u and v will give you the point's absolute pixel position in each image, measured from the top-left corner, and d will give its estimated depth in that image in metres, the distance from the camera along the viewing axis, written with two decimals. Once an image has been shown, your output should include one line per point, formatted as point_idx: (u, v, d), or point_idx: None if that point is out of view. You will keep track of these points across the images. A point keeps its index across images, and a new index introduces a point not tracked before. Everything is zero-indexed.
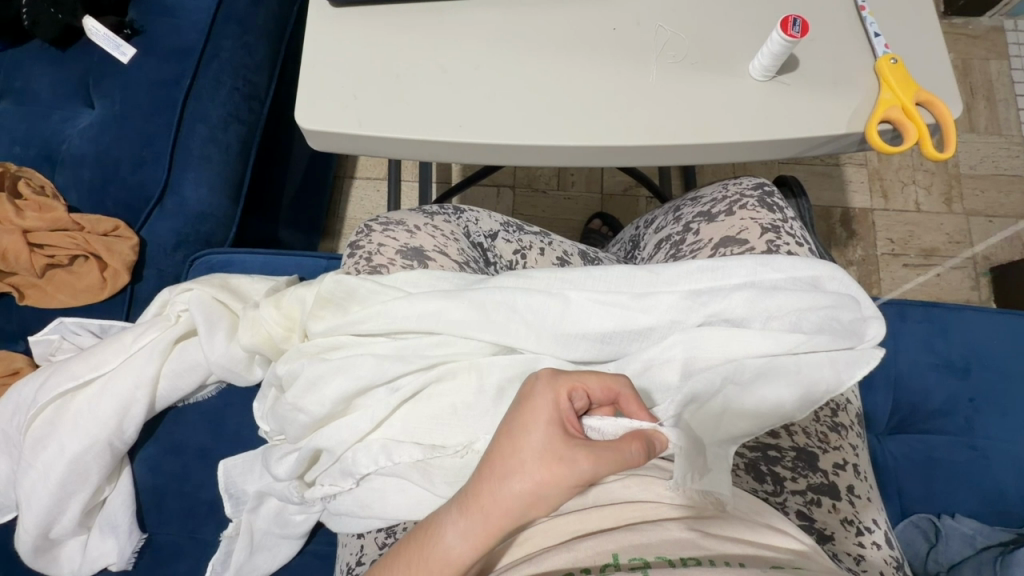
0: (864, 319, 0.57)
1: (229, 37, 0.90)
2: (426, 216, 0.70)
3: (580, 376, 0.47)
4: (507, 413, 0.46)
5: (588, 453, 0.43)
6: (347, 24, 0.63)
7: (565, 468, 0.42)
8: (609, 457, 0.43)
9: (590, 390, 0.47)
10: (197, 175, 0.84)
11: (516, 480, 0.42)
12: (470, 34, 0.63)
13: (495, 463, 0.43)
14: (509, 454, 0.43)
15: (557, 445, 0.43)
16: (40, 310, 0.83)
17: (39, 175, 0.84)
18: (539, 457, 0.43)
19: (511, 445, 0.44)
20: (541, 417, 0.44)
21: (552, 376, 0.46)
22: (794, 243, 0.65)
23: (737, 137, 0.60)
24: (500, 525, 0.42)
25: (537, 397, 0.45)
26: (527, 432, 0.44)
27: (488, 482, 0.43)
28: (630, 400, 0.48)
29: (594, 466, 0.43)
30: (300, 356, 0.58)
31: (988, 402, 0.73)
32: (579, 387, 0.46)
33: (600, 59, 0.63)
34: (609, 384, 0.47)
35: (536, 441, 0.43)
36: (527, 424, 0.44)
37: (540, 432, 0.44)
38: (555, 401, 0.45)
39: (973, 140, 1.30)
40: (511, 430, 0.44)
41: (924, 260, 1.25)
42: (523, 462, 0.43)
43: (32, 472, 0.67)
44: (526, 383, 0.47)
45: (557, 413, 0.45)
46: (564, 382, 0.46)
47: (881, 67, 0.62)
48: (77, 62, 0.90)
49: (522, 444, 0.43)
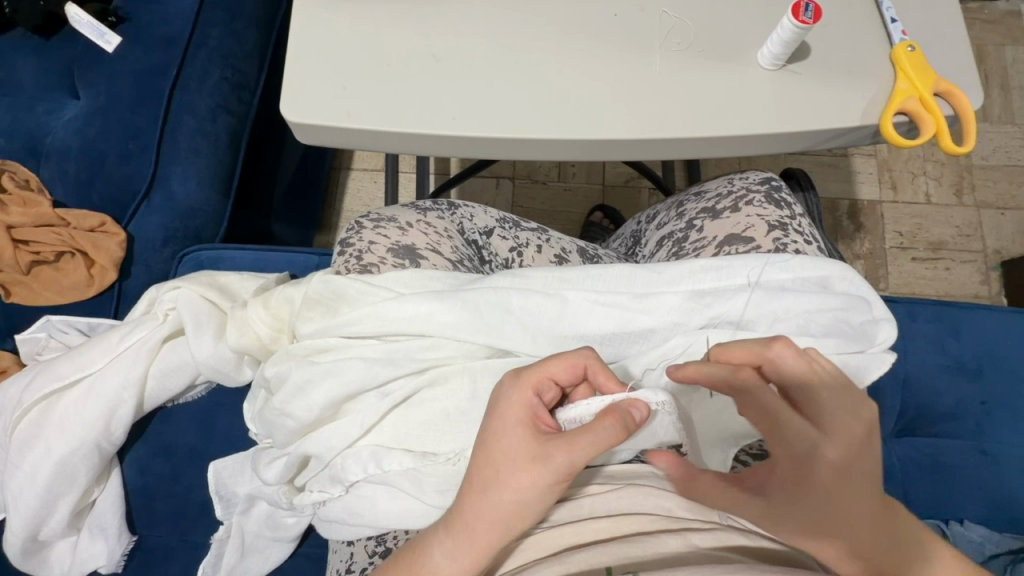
0: (875, 322, 0.54)
1: (218, 25, 0.87)
2: (419, 212, 0.68)
3: (541, 367, 0.44)
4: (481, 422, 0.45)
5: (559, 446, 0.41)
6: (335, 10, 0.60)
7: (539, 468, 0.41)
8: (582, 443, 0.40)
9: (556, 377, 0.44)
10: (185, 169, 0.82)
11: (493, 493, 0.42)
12: (464, 21, 0.60)
13: (473, 479, 0.43)
14: (484, 466, 0.42)
15: (526, 447, 0.42)
16: (27, 307, 0.81)
17: (23, 169, 0.82)
18: (510, 463, 0.42)
19: (483, 457, 0.43)
20: (508, 422, 0.43)
21: (514, 376, 0.44)
22: (802, 241, 0.63)
23: (744, 130, 0.58)
24: (487, 541, 0.41)
25: (502, 401, 0.44)
26: (497, 439, 0.43)
27: (468, 499, 0.42)
28: (598, 372, 0.44)
29: (569, 457, 0.40)
30: (289, 358, 0.56)
31: (999, 404, 0.71)
32: (543, 378, 0.44)
33: (599, 47, 0.60)
34: (571, 364, 0.44)
35: (505, 448, 0.42)
36: (494, 431, 0.43)
37: (507, 438, 0.42)
38: (520, 400, 0.43)
39: (986, 130, 1.26)
40: (483, 440, 0.43)
41: (933, 254, 1.21)
42: (496, 474, 0.42)
43: (17, 474, 0.66)
44: (494, 387, 0.45)
45: (524, 413, 0.43)
46: (526, 379, 0.44)
47: (897, 55, 0.59)
48: (61, 51, 0.87)
49: (495, 454, 0.42)
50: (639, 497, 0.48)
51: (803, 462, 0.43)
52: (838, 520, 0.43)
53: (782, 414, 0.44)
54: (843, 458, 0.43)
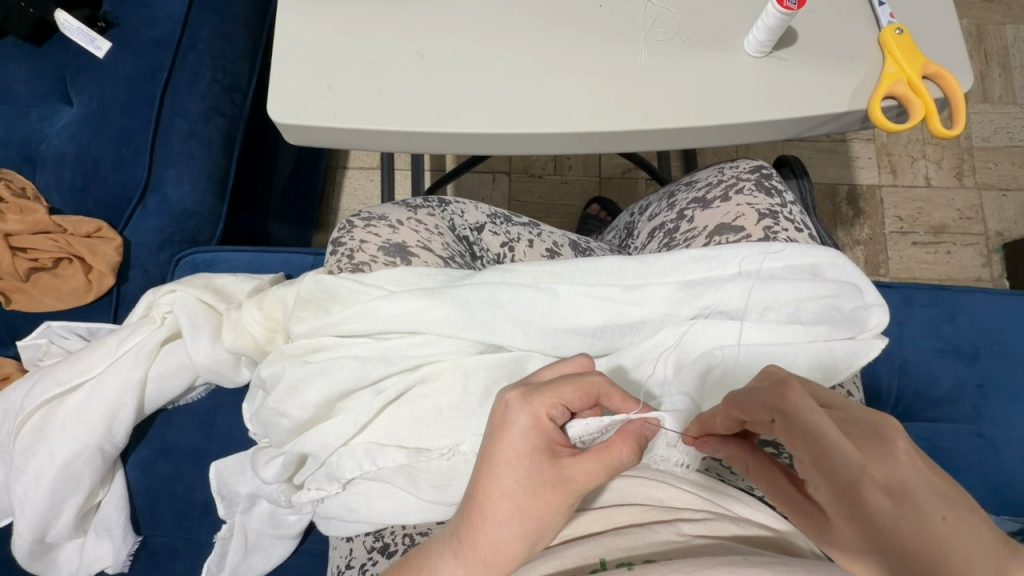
0: (866, 307, 0.54)
1: (207, 27, 0.87)
2: (409, 210, 0.68)
3: (556, 393, 0.43)
4: (485, 444, 0.44)
5: (577, 472, 0.42)
6: (320, 10, 0.60)
7: (558, 493, 0.42)
8: (600, 468, 0.42)
9: (567, 403, 0.43)
10: (179, 173, 0.82)
11: (512, 523, 0.42)
12: (448, 16, 0.60)
13: (485, 505, 0.42)
14: (497, 493, 0.42)
15: (542, 473, 0.42)
16: (28, 313, 0.82)
17: (19, 177, 0.83)
18: (530, 491, 0.42)
19: (498, 487, 0.42)
20: (522, 449, 0.42)
21: (524, 400, 0.43)
22: (793, 229, 0.62)
23: (731, 121, 0.57)
24: (504, 565, 0.42)
25: (513, 428, 0.43)
26: (508, 466, 0.42)
27: (484, 528, 0.42)
28: (612, 398, 0.44)
29: (589, 483, 0.42)
30: (283, 358, 0.57)
31: (997, 388, 0.71)
32: (555, 403, 0.43)
33: (584, 39, 0.60)
34: (587, 391, 0.43)
35: (522, 478, 0.42)
36: (508, 459, 0.42)
37: (523, 466, 0.42)
38: (535, 426, 0.43)
39: (987, 111, 1.25)
40: (493, 464, 0.43)
41: (934, 237, 1.20)
42: (515, 504, 0.42)
43: (22, 478, 0.67)
44: (497, 409, 0.44)
45: (537, 438, 0.43)
46: (537, 403, 0.43)
47: (886, 38, 0.58)
48: (53, 58, 0.87)
49: (510, 482, 0.42)
50: (631, 487, 0.49)
51: (855, 508, 0.35)
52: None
53: (835, 461, 0.36)
54: (928, 517, 0.34)
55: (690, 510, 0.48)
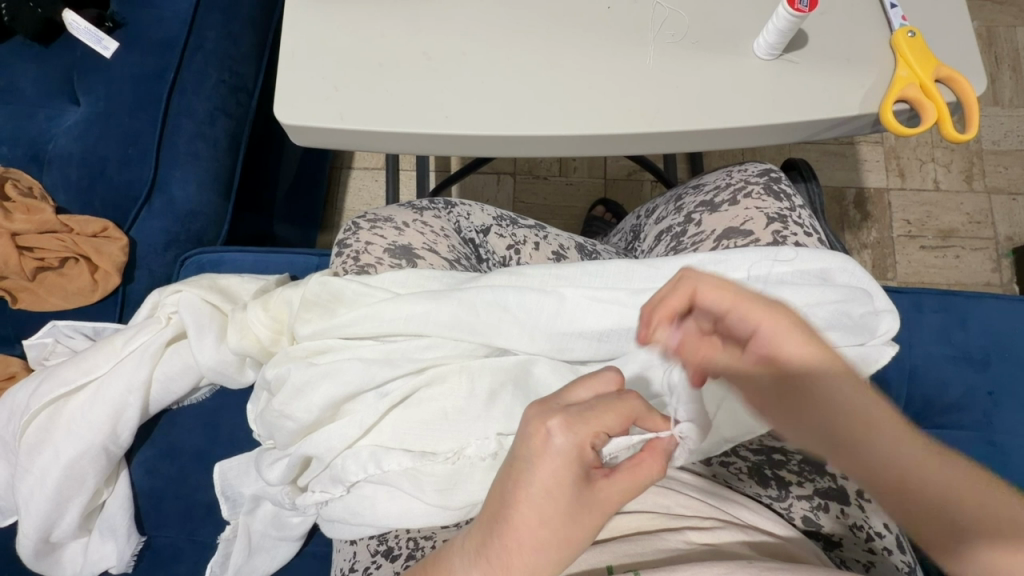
0: (877, 313, 0.54)
1: (214, 27, 0.87)
2: (415, 212, 0.68)
3: (599, 417, 0.39)
4: (518, 472, 0.38)
5: (615, 493, 0.39)
6: (327, 11, 0.60)
7: (596, 518, 0.38)
8: (635, 489, 0.39)
9: (610, 428, 0.39)
10: (185, 173, 0.82)
11: (549, 552, 0.37)
12: (455, 18, 0.60)
13: (520, 536, 0.37)
14: (533, 525, 0.37)
15: (583, 502, 0.38)
16: (34, 312, 0.83)
17: (26, 176, 0.83)
18: (568, 519, 0.38)
19: (535, 516, 0.37)
20: (563, 477, 0.38)
21: (568, 424, 0.38)
22: (802, 233, 0.62)
23: (740, 123, 0.57)
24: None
25: (555, 454, 0.38)
26: (548, 498, 0.37)
27: (517, 560, 0.37)
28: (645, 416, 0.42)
29: (622, 503, 0.39)
30: (288, 359, 0.57)
31: (1008, 395, 0.70)
32: (599, 427, 0.39)
33: (591, 41, 0.59)
34: (629, 417, 0.40)
35: (563, 506, 0.37)
36: (548, 488, 0.37)
37: (564, 495, 0.38)
38: (578, 452, 0.38)
39: (997, 114, 1.24)
40: (530, 494, 0.37)
41: (942, 242, 1.20)
42: (551, 534, 0.37)
43: (28, 478, 0.67)
44: (534, 433, 0.38)
45: (580, 466, 0.38)
46: (584, 430, 0.38)
47: (898, 41, 0.57)
48: (61, 58, 0.87)
49: (549, 511, 0.37)
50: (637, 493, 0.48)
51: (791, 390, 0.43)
52: (924, 486, 0.38)
53: (781, 354, 0.43)
54: (848, 397, 0.42)
55: (696, 517, 0.47)
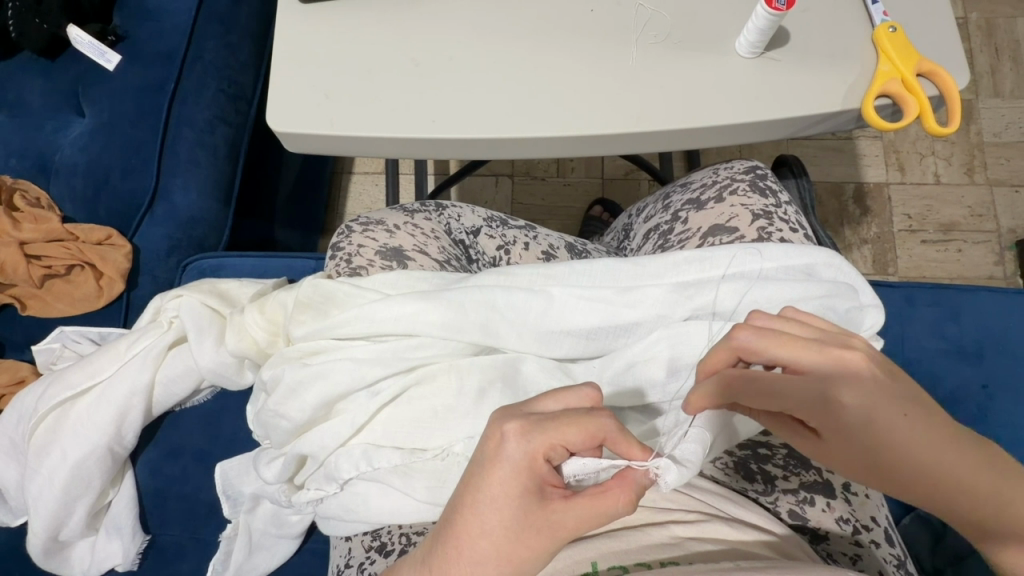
0: (861, 308, 0.54)
1: (213, 38, 0.89)
2: (407, 215, 0.69)
3: (556, 433, 0.39)
4: (472, 479, 0.40)
5: (568, 521, 0.39)
6: (316, 20, 0.62)
7: (543, 541, 0.39)
8: (591, 518, 0.39)
9: (568, 443, 0.40)
10: (186, 180, 0.84)
11: (490, 563, 0.39)
12: (441, 25, 0.61)
13: (464, 541, 0.39)
14: (477, 531, 0.39)
15: (529, 520, 0.39)
16: (43, 319, 0.85)
17: (34, 187, 0.86)
18: (513, 534, 0.39)
19: (479, 523, 0.39)
20: (511, 489, 0.39)
21: (522, 435, 0.39)
22: (788, 229, 0.62)
23: (722, 121, 0.57)
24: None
25: (504, 463, 0.39)
26: (493, 507, 0.39)
27: (458, 565, 0.39)
28: (617, 441, 0.40)
29: (578, 531, 0.39)
30: (283, 361, 0.58)
31: (1003, 389, 0.69)
32: (556, 444, 0.40)
33: (576, 42, 0.60)
34: (591, 433, 0.39)
35: (508, 518, 0.39)
36: (495, 497, 0.39)
37: (510, 508, 0.39)
38: (529, 465, 0.39)
39: (997, 106, 1.23)
40: (476, 500, 0.39)
41: (943, 235, 1.19)
42: (493, 544, 0.39)
43: (36, 480, 0.69)
44: (491, 438, 0.40)
45: (531, 480, 0.39)
46: (537, 442, 0.39)
47: (880, 37, 0.58)
48: (66, 71, 0.90)
49: (494, 522, 0.39)
50: None
51: None
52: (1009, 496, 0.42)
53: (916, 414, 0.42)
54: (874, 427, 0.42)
55: (682, 510, 0.48)
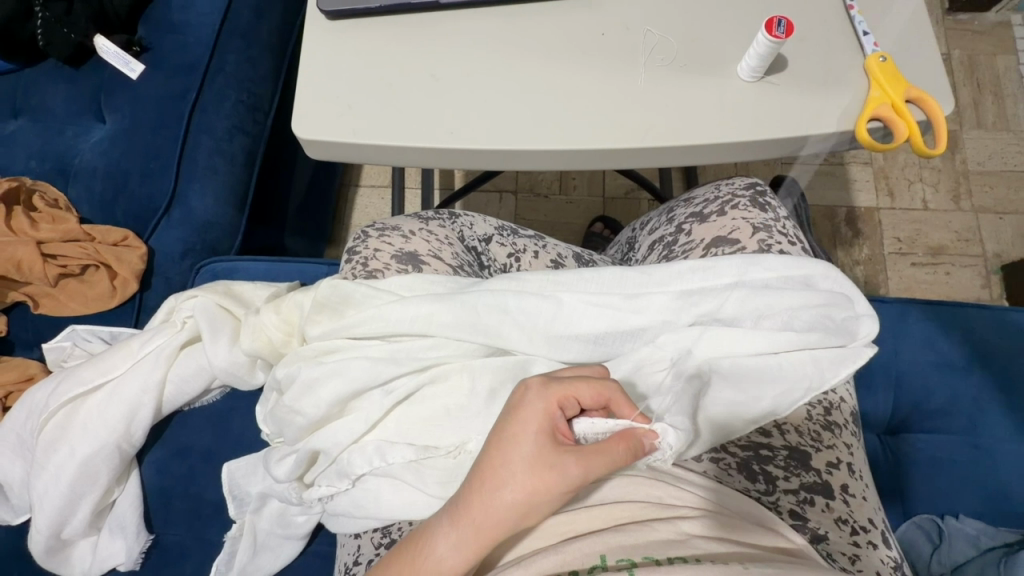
0: (857, 317, 0.57)
1: (234, 51, 0.93)
2: (421, 221, 0.71)
3: (571, 384, 0.47)
4: (498, 422, 0.47)
5: (579, 459, 0.44)
6: (342, 36, 0.65)
7: (556, 476, 0.44)
8: (598, 462, 0.44)
9: (580, 397, 0.47)
10: (203, 186, 0.87)
11: (509, 490, 0.44)
12: (460, 43, 0.65)
13: (487, 474, 0.44)
14: (499, 463, 0.44)
15: (544, 455, 0.44)
16: (55, 318, 0.86)
17: (53, 189, 0.88)
18: (531, 467, 0.44)
19: (502, 456, 0.45)
20: (531, 427, 0.45)
21: (542, 385, 0.47)
22: (787, 243, 0.65)
23: (725, 138, 0.61)
24: (492, 535, 0.43)
25: (527, 406, 0.46)
26: (515, 441, 0.45)
27: (481, 492, 0.44)
28: (621, 403, 0.48)
29: (586, 473, 0.44)
30: (298, 360, 0.60)
31: (994, 402, 0.72)
32: (570, 395, 0.47)
33: (589, 62, 0.64)
34: (598, 390, 0.48)
35: (527, 452, 0.44)
36: (517, 433, 0.45)
37: (528, 443, 0.45)
38: (547, 409, 0.46)
39: (981, 136, 1.29)
40: (501, 437, 0.46)
41: (932, 258, 1.23)
42: (513, 475, 0.44)
43: (43, 475, 0.69)
44: (517, 390, 0.48)
45: (547, 423, 0.46)
46: (553, 391, 0.47)
47: (871, 66, 0.62)
48: (90, 79, 0.93)
49: (515, 455, 0.44)
50: (631, 485, 0.51)
51: None
52: None
53: None
54: None
55: (689, 509, 0.49)
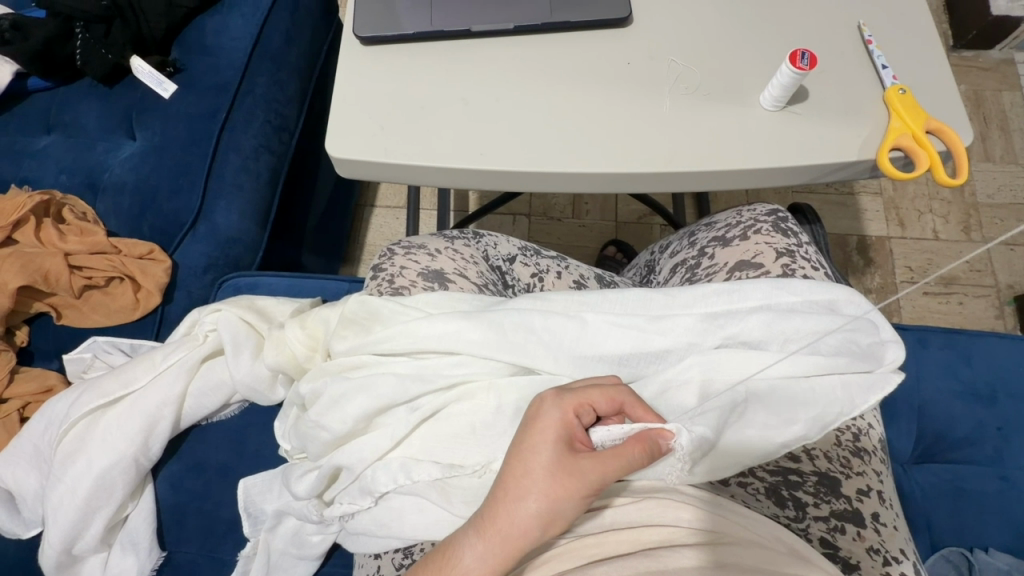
0: (882, 343, 0.58)
1: (264, 74, 0.96)
2: (447, 240, 0.72)
3: (584, 392, 0.48)
4: (517, 433, 0.48)
5: (597, 464, 0.45)
6: (376, 61, 0.67)
7: (576, 482, 0.44)
8: (615, 465, 0.45)
9: (595, 404, 0.48)
10: (229, 203, 0.88)
11: (532, 498, 0.44)
12: (489, 69, 0.67)
13: (509, 483, 0.45)
14: (521, 473, 0.45)
15: (563, 462, 0.45)
16: (76, 329, 0.87)
17: (82, 203, 0.89)
18: (551, 475, 0.45)
19: (523, 466, 0.45)
20: (549, 435, 0.46)
21: (558, 394, 0.48)
22: (809, 268, 0.66)
23: (748, 164, 0.62)
24: (517, 545, 0.44)
25: (544, 415, 0.47)
26: (535, 451, 0.46)
27: (505, 503, 0.45)
28: (634, 408, 0.49)
29: (605, 477, 0.45)
30: (323, 375, 0.60)
31: (1017, 433, 0.72)
32: (585, 403, 0.48)
33: (615, 90, 0.66)
34: (612, 396, 0.49)
35: (547, 460, 0.45)
36: (536, 442, 0.46)
37: (548, 451, 0.45)
38: (563, 418, 0.47)
39: (990, 169, 1.31)
40: (520, 447, 0.46)
41: (944, 288, 1.23)
42: (535, 484, 0.45)
43: (59, 487, 0.68)
44: (533, 401, 0.49)
45: (564, 432, 0.47)
46: (568, 399, 0.48)
47: (891, 98, 0.63)
48: (123, 97, 0.96)
49: (535, 463, 0.45)
50: (659, 508, 0.49)
51: None
52: None
53: None
54: None
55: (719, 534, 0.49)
